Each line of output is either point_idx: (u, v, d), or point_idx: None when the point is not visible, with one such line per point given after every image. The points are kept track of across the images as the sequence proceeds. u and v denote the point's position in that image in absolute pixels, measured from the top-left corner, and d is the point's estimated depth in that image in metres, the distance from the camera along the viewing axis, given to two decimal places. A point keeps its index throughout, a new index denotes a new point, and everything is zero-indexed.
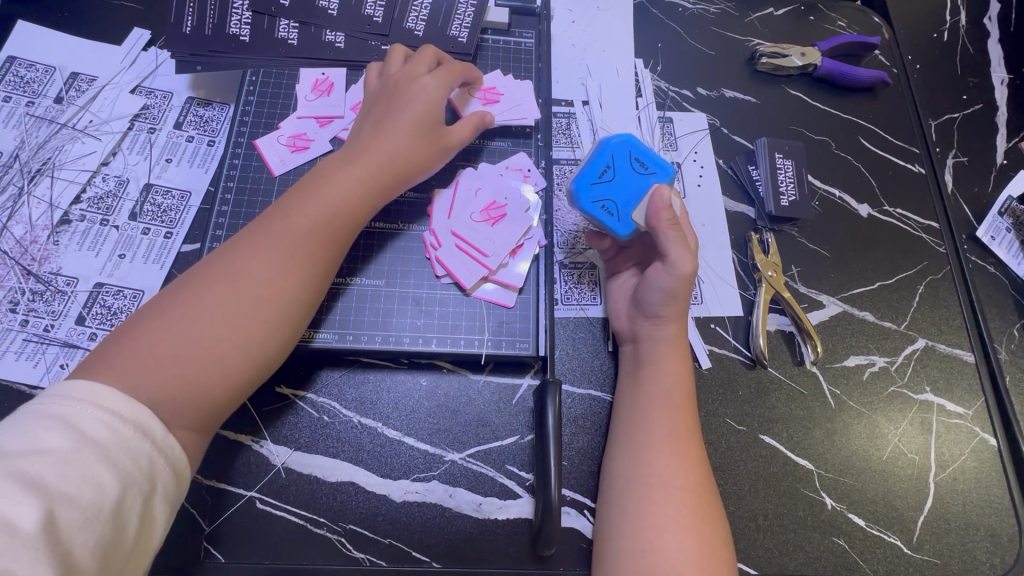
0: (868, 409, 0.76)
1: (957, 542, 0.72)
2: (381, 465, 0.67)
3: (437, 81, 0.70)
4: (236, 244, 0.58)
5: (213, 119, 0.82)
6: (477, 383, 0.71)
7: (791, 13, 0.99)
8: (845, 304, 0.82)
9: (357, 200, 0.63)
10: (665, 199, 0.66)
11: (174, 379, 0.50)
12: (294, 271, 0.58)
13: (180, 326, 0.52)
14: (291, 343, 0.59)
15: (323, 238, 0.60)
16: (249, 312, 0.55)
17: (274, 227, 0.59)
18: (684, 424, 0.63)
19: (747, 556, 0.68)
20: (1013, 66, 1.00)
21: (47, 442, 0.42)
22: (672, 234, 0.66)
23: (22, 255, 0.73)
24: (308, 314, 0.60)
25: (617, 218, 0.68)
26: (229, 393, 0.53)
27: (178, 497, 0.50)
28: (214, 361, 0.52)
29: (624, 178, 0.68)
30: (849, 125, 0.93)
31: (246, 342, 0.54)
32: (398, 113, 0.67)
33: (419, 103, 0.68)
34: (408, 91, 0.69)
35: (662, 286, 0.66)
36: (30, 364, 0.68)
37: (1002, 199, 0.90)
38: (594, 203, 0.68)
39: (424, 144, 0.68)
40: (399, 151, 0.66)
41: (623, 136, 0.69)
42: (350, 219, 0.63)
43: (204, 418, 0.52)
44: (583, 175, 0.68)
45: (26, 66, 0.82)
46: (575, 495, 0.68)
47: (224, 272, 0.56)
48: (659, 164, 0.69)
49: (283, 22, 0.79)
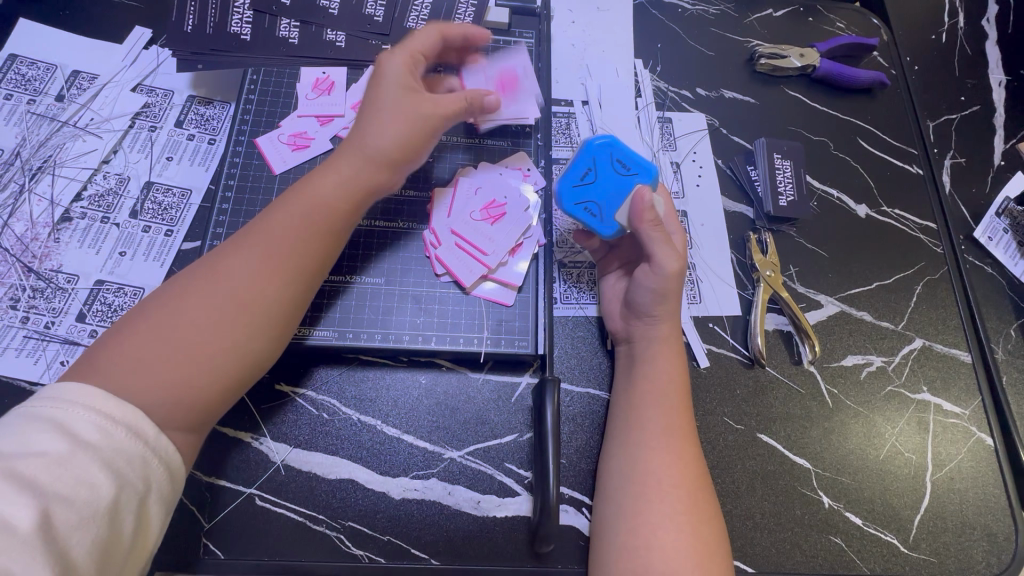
0: (866, 408, 0.77)
1: (953, 541, 0.72)
2: (381, 462, 0.67)
3: (398, 60, 0.67)
4: (224, 248, 0.58)
5: (213, 117, 0.82)
6: (476, 381, 0.72)
7: (790, 14, 1.00)
8: (844, 303, 0.82)
9: (342, 198, 0.62)
10: (647, 202, 0.66)
11: (164, 380, 0.50)
12: (281, 272, 0.57)
13: (167, 327, 0.52)
14: (278, 345, 0.58)
15: (312, 240, 0.60)
16: (236, 313, 0.54)
17: (261, 231, 0.59)
18: (681, 423, 0.63)
19: (744, 555, 0.68)
20: (1011, 68, 1.01)
21: (41, 444, 0.43)
22: (654, 236, 0.66)
23: (23, 253, 0.74)
24: (295, 316, 0.59)
25: (600, 218, 0.69)
26: (219, 394, 0.53)
27: (173, 497, 0.50)
28: (203, 363, 0.52)
29: (607, 179, 0.69)
30: (848, 126, 0.93)
31: (233, 344, 0.54)
32: (373, 102, 0.65)
33: (388, 86, 0.65)
34: (378, 80, 0.67)
35: (651, 286, 0.66)
36: (31, 361, 0.68)
37: (999, 200, 0.91)
38: (578, 205, 0.69)
39: (405, 120, 0.64)
40: (378, 136, 0.64)
41: (606, 138, 0.70)
42: (335, 217, 0.62)
43: (195, 419, 0.52)
44: (566, 177, 0.69)
45: (27, 65, 0.82)
46: (573, 492, 0.68)
47: (210, 275, 0.55)
48: (641, 167, 0.69)
49: (284, 21, 0.80)
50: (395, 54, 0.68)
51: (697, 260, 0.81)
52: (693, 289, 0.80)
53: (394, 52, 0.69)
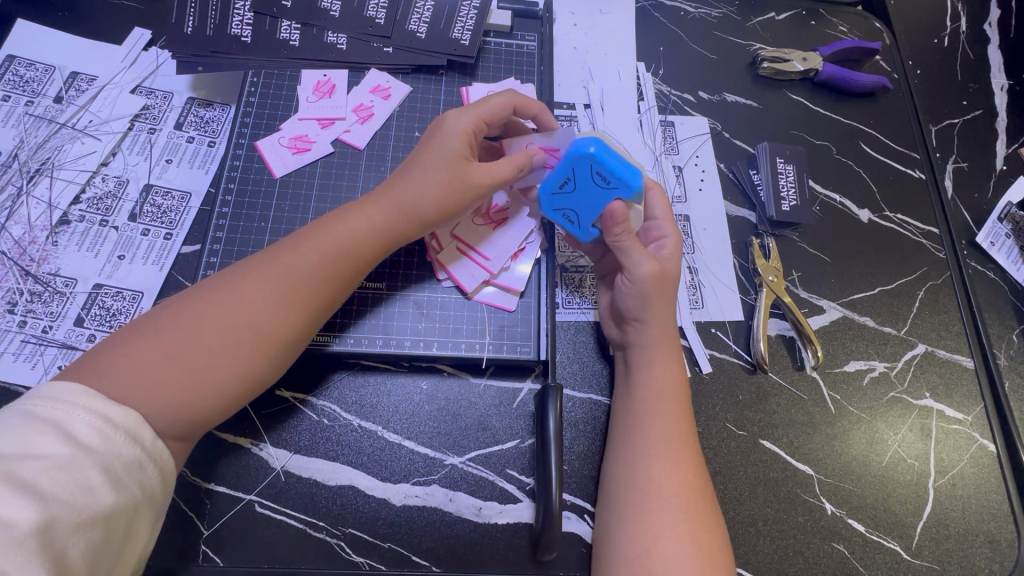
0: (868, 414, 0.76)
1: (957, 548, 0.72)
2: (381, 468, 0.67)
3: (464, 119, 0.65)
4: (242, 268, 0.58)
5: (213, 119, 0.82)
6: (478, 387, 0.71)
7: (792, 17, 0.99)
8: (846, 309, 0.82)
9: (365, 235, 0.61)
10: (618, 220, 0.63)
11: (159, 393, 0.49)
12: (292, 303, 0.56)
13: (173, 346, 0.51)
14: (280, 373, 0.58)
15: (330, 272, 0.59)
16: (246, 340, 0.54)
17: (280, 255, 0.58)
18: (684, 429, 0.62)
19: (747, 561, 0.68)
20: (1013, 72, 1.00)
21: (40, 446, 0.43)
22: (626, 250, 0.64)
23: (21, 256, 0.73)
24: (301, 348, 0.58)
25: (578, 225, 0.67)
26: (216, 413, 0.53)
27: (164, 500, 0.50)
28: (199, 382, 0.51)
29: (586, 189, 0.64)
30: (850, 130, 0.93)
31: (233, 370, 0.53)
32: (424, 155, 0.64)
33: (444, 143, 0.64)
34: (432, 130, 0.66)
35: (639, 298, 0.65)
36: (28, 366, 0.68)
37: (1001, 205, 0.90)
38: (556, 211, 0.67)
39: (445, 180, 0.63)
40: (418, 194, 0.63)
41: (591, 143, 0.61)
42: (357, 256, 0.61)
43: (191, 429, 0.52)
44: (544, 183, 0.65)
45: (25, 66, 0.81)
46: (575, 499, 0.68)
47: (224, 295, 0.55)
48: (626, 180, 0.62)
49: (284, 23, 0.79)
50: (462, 112, 0.66)
51: (699, 265, 0.81)
52: (695, 294, 0.79)
53: (463, 109, 0.67)
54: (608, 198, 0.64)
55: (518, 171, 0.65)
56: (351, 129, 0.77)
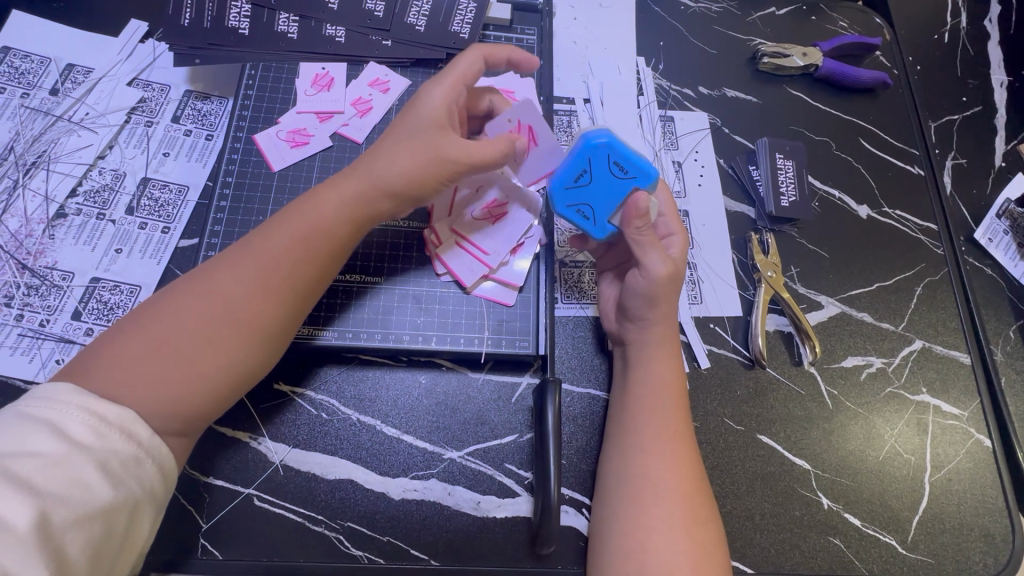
0: (865, 410, 0.77)
1: (951, 542, 0.72)
2: (381, 462, 0.67)
3: (439, 94, 0.63)
4: (221, 262, 0.57)
5: (211, 112, 0.81)
6: (476, 381, 0.71)
7: (793, 12, 0.99)
8: (844, 304, 0.82)
9: (342, 221, 0.60)
10: (640, 211, 0.62)
11: (148, 392, 0.49)
12: (273, 291, 0.56)
13: (158, 345, 0.51)
14: (270, 364, 0.58)
15: (311, 262, 0.58)
16: (231, 335, 0.53)
17: (259, 248, 0.58)
18: (679, 425, 0.62)
19: (743, 555, 0.68)
20: (1013, 68, 1.00)
21: (36, 444, 0.43)
22: (643, 245, 0.63)
23: (17, 249, 0.73)
24: (287, 340, 0.58)
25: (593, 222, 0.65)
26: (207, 406, 0.52)
27: (164, 498, 0.50)
28: (187, 378, 0.51)
29: (603, 181, 0.63)
30: (850, 126, 0.93)
31: (218, 364, 0.52)
32: (401, 132, 0.62)
33: (422, 118, 0.62)
34: (409, 110, 0.64)
35: (641, 291, 0.64)
36: (25, 359, 0.67)
37: (1000, 201, 0.91)
38: (570, 207, 0.65)
39: (421, 155, 0.60)
40: (390, 167, 0.61)
41: (607, 134, 0.62)
42: (336, 238, 0.60)
43: (188, 425, 0.52)
44: (558, 177, 0.64)
45: (20, 57, 0.81)
46: (573, 493, 0.68)
47: (203, 289, 0.54)
48: (641, 168, 0.62)
49: (282, 15, 0.79)
50: (436, 84, 0.64)
51: (698, 261, 0.81)
52: (694, 289, 0.80)
53: (436, 82, 0.65)
54: (625, 189, 0.63)
55: (505, 152, 0.62)
56: (350, 122, 0.77)
